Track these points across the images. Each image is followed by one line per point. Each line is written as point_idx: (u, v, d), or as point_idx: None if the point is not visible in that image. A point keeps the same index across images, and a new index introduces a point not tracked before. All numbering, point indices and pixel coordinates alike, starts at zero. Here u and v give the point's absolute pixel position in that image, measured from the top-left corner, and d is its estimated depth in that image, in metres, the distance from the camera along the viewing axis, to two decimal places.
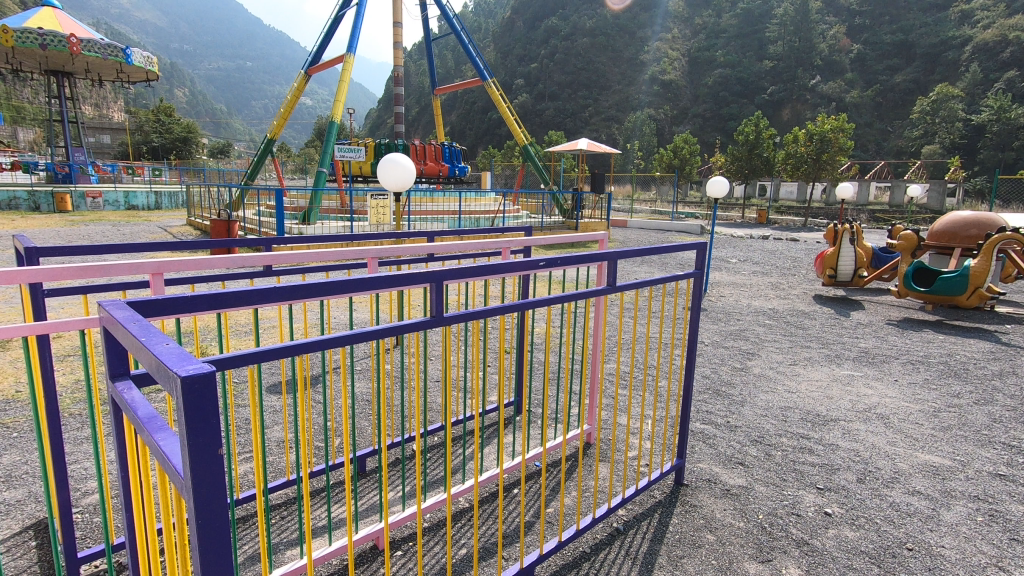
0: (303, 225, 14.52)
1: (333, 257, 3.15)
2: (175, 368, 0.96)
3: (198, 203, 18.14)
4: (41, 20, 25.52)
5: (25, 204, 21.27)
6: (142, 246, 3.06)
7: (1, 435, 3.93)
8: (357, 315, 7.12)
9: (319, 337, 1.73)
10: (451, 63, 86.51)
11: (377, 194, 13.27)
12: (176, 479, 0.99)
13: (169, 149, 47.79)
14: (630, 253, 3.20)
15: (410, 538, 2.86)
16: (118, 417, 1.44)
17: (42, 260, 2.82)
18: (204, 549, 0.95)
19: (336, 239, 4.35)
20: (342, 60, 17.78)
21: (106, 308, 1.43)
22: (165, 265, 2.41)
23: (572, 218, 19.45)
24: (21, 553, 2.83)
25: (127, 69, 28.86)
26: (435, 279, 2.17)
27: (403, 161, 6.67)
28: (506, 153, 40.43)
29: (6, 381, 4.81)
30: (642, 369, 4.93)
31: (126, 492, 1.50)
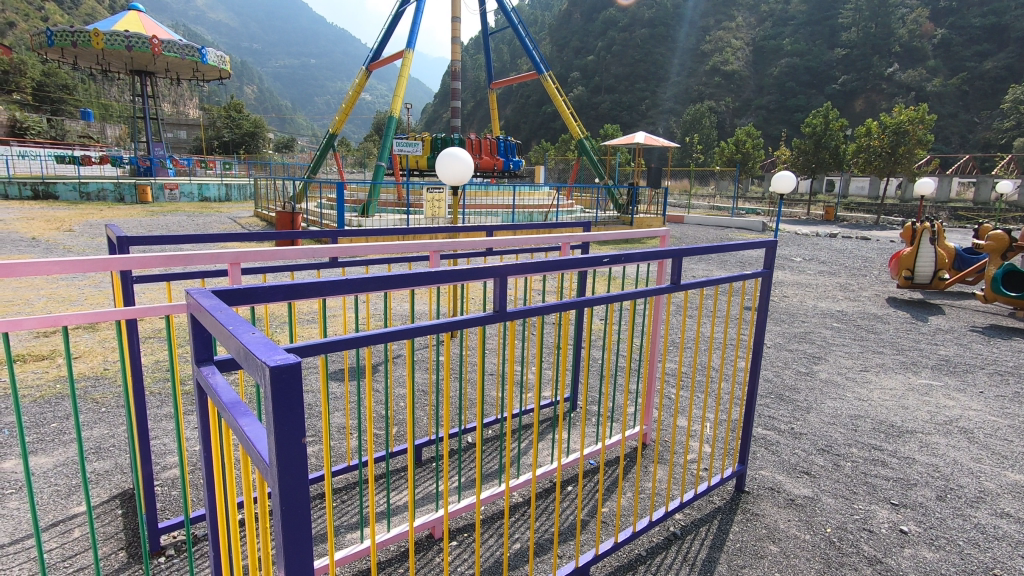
0: (362, 218, 14.95)
1: (394, 250, 3.18)
2: (264, 356, 0.98)
3: (264, 195, 18.98)
4: (127, 24, 27.28)
5: (112, 195, 22.96)
6: (219, 236, 3.20)
7: (92, 409, 4.25)
8: (416, 306, 7.30)
9: (382, 329, 1.76)
10: (507, 56, 86.23)
11: (433, 187, 13.47)
12: (262, 464, 1.03)
13: (239, 144, 50.39)
14: (697, 249, 3.06)
15: (466, 529, 2.89)
16: (202, 399, 1.51)
17: (131, 248, 3.00)
18: (287, 533, 0.97)
19: (395, 231, 4.43)
20: (401, 56, 18.13)
21: (193, 294, 1.51)
22: (242, 255, 2.51)
23: (627, 213, 19.13)
24: (109, 520, 3.06)
25: (203, 68, 30.54)
26: (498, 274, 2.17)
27: (462, 155, 6.71)
28: (561, 147, 40.03)
29: (96, 359, 5.21)
30: (701, 370, 4.77)
31: (207, 468, 1.57)
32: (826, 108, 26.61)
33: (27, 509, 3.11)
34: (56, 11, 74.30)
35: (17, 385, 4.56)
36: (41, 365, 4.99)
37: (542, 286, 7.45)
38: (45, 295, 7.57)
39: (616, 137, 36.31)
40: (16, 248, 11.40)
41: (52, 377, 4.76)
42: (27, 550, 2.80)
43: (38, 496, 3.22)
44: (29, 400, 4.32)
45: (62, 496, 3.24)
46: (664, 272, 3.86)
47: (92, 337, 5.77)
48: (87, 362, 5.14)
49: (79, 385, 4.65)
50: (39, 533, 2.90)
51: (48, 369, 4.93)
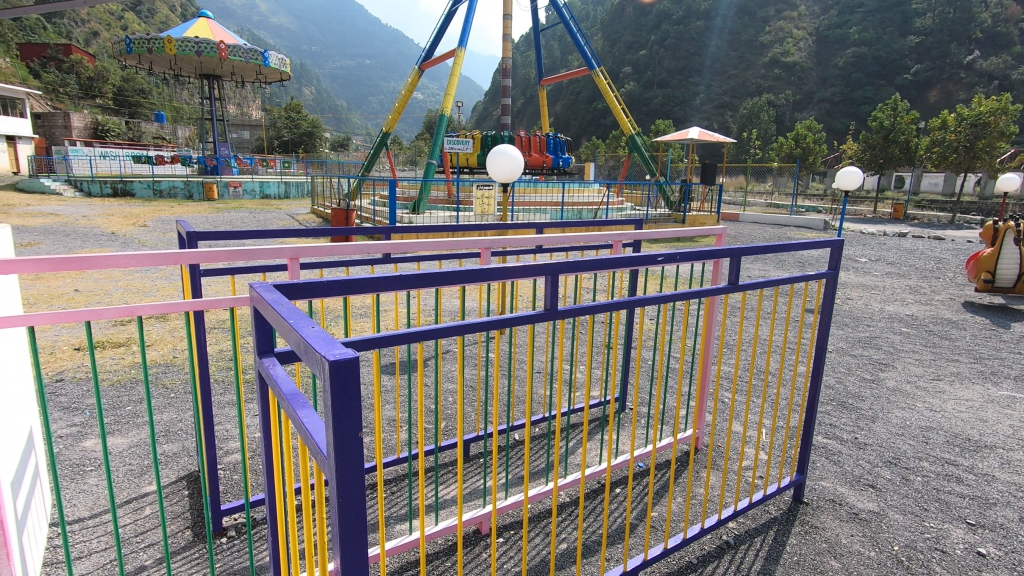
0: (414, 215, 15.22)
1: (445, 246, 3.20)
2: (322, 352, 1.00)
3: (321, 193, 19.65)
4: (198, 30, 28.78)
5: (182, 192, 24.33)
6: (279, 232, 3.31)
7: (163, 394, 4.52)
8: (466, 302, 7.37)
9: (433, 326, 1.77)
10: (558, 53, 85.62)
11: (483, 184, 13.59)
12: (320, 456, 1.05)
13: (298, 143, 52.31)
14: (756, 249, 2.93)
15: (513, 526, 2.88)
16: (264, 389, 1.56)
17: (199, 243, 3.16)
18: (343, 521, 0.98)
19: (446, 228, 4.46)
20: (453, 55, 18.32)
21: (257, 288, 1.54)
22: (301, 250, 2.59)
23: (680, 210, 18.70)
24: (177, 500, 3.23)
25: (265, 71, 31.84)
26: (550, 272, 2.14)
27: (512, 153, 6.71)
28: (611, 143, 39.45)
29: (167, 347, 5.54)
30: (758, 374, 4.60)
31: (267, 456, 1.62)
32: (896, 100, 25.11)
33: (105, 485, 3.34)
34: (135, 21, 79.43)
35: (98, 369, 4.90)
36: (118, 352, 5.34)
37: (593, 285, 7.38)
38: (122, 286, 8.10)
39: (669, 133, 35.55)
40: (98, 242, 12.27)
41: (128, 363, 5.09)
42: (105, 524, 3.00)
43: (114, 474, 3.45)
44: (108, 383, 4.65)
45: (136, 475, 3.45)
46: (719, 272, 3.73)
47: (163, 326, 6.13)
48: (159, 350, 5.46)
49: (151, 371, 4.95)
50: (117, 506, 3.11)
51: (124, 355, 5.26)
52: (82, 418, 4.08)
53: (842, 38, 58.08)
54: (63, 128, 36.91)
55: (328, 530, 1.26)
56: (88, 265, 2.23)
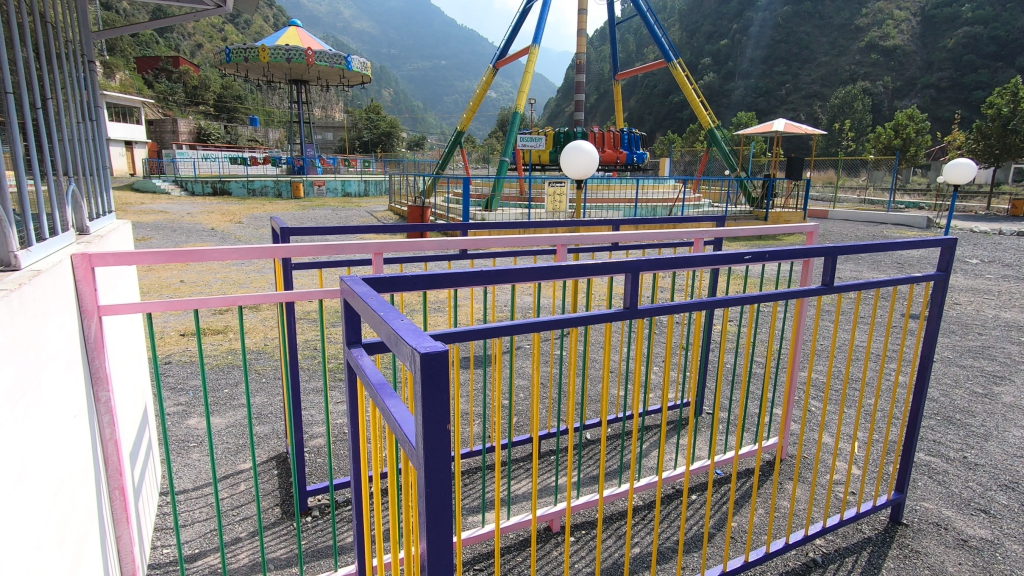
0: (486, 212, 15.42)
1: (521, 243, 3.21)
2: (414, 344, 1.02)
3: (397, 191, 20.33)
4: (288, 39, 30.55)
5: (272, 190, 26.03)
6: (362, 229, 3.44)
7: (256, 379, 4.86)
8: (538, 300, 7.37)
9: (511, 322, 1.77)
10: (633, 46, 83.55)
11: (555, 181, 13.54)
12: (408, 447, 1.08)
13: (377, 143, 54.30)
14: (854, 248, 2.72)
15: (585, 526, 2.86)
16: (352, 379, 1.63)
17: (291, 238, 3.35)
18: (430, 511, 1.00)
19: (520, 226, 4.47)
20: (528, 52, 18.35)
21: (347, 281, 1.60)
22: (385, 245, 2.69)
23: (762, 207, 17.77)
24: (268, 478, 3.46)
25: (348, 75, 33.33)
26: (630, 269, 2.10)
27: (587, 149, 6.64)
28: (689, 138, 38.12)
29: (259, 335, 5.95)
30: (847, 382, 4.30)
31: (355, 443, 1.69)
32: (1016, 85, 22.57)
33: (207, 460, 3.63)
34: (234, 33, 85.52)
35: (201, 354, 5.34)
36: (218, 338, 5.80)
37: (669, 285, 7.18)
38: (220, 278, 8.78)
39: (751, 126, 33.88)
40: (200, 237, 13.36)
41: (226, 349, 5.51)
42: (206, 496, 3.27)
43: (214, 451, 3.75)
44: (209, 367, 5.06)
45: (233, 453, 3.73)
46: (808, 271, 3.51)
47: (256, 316, 6.57)
48: (253, 338, 5.87)
49: (246, 357, 5.34)
50: (219, 480, 3.38)
51: (223, 342, 5.70)
52: (186, 398, 4.46)
53: (953, 17, 52.75)
54: (172, 132, 40.43)
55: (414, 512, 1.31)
56: (196, 258, 2.43)
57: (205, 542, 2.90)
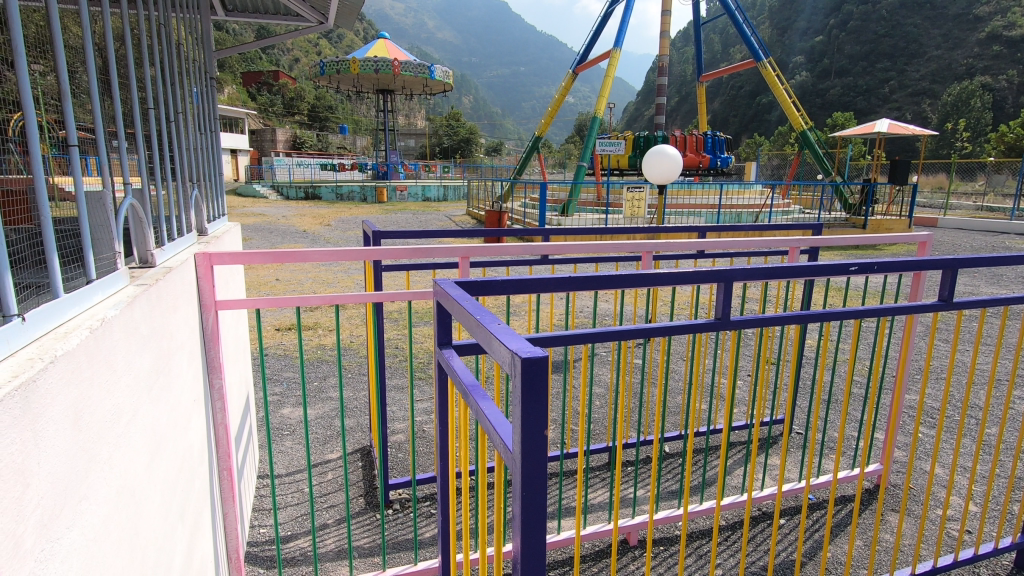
0: (563, 217, 15.42)
1: (604, 249, 3.17)
2: (513, 347, 1.03)
3: (476, 196, 20.74)
4: (377, 51, 32.06)
5: (358, 195, 27.43)
6: (448, 233, 3.54)
7: (344, 373, 5.14)
8: (615, 308, 7.26)
9: (598, 328, 1.76)
10: (718, 46, 80.40)
11: (633, 186, 13.29)
12: (504, 450, 1.09)
13: (456, 150, 55.66)
14: (980, 260, 2.47)
15: (664, 542, 2.79)
16: (442, 381, 1.69)
17: (383, 241, 3.52)
18: (525, 512, 1.01)
19: (601, 232, 4.44)
20: (609, 56, 18.16)
21: (440, 284, 1.65)
22: (473, 249, 2.75)
23: (860, 214, 16.53)
24: (354, 469, 3.64)
25: (431, 84, 34.44)
26: (724, 279, 2.01)
27: (671, 153, 6.47)
28: (778, 140, 36.17)
29: (347, 331, 6.29)
30: (961, 409, 3.90)
31: (442, 440, 1.74)
32: None
33: (300, 448, 3.87)
34: (328, 48, 91.00)
35: (295, 347, 5.72)
36: (310, 333, 6.19)
37: (753, 296, 6.84)
38: (311, 277, 9.37)
39: (850, 127, 31.57)
40: (294, 239, 14.26)
41: (317, 344, 5.86)
42: (300, 481, 3.48)
43: (306, 439, 3.99)
44: (302, 360, 5.40)
45: (323, 442, 3.96)
46: (918, 284, 3.23)
47: (344, 313, 6.95)
48: (341, 334, 6.20)
49: (336, 351, 5.65)
50: (312, 466, 3.61)
51: (313, 338, 6.05)
52: (282, 388, 4.79)
53: None
54: (271, 141, 43.61)
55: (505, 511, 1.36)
56: (297, 258, 2.61)
57: (297, 525, 3.09)
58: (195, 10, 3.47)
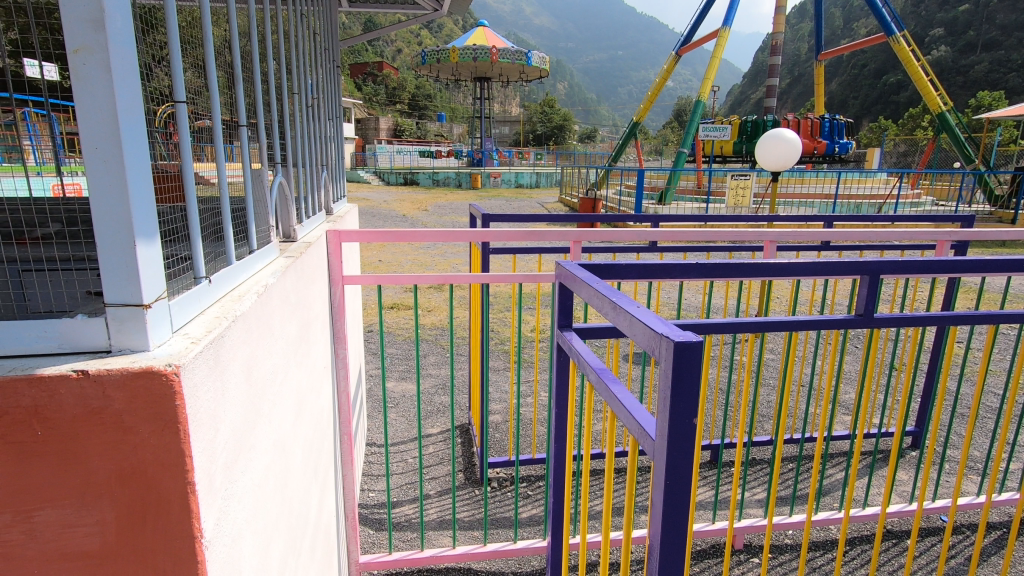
0: (659, 206, 14.89)
1: (723, 237, 3.00)
2: (663, 333, 0.99)
3: (568, 182, 20.54)
4: (475, 39, 32.46)
5: (453, 181, 28.15)
6: (558, 218, 3.52)
7: (443, 352, 5.31)
8: (716, 301, 6.92)
9: (727, 318, 1.67)
10: (839, 20, 73.40)
11: (738, 173, 12.51)
12: (644, 438, 1.07)
13: (550, 137, 55.38)
14: None
15: (774, 551, 2.65)
16: (563, 362, 1.69)
17: (491, 224, 3.56)
18: (667, 502, 0.99)
19: (712, 220, 4.21)
20: (716, 36, 17.11)
21: (565, 266, 1.64)
22: (586, 234, 2.71)
23: (1008, 208, 14.54)
24: (454, 444, 3.78)
25: (528, 70, 34.36)
26: (871, 271, 1.82)
27: (790, 137, 6.01)
28: (907, 124, 32.47)
29: (444, 312, 6.48)
30: None
31: (559, 421, 1.75)
32: None
33: (403, 420, 4.06)
34: (430, 37, 93.46)
35: (397, 325, 5.99)
36: (410, 312, 6.44)
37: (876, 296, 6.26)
38: (411, 259, 9.74)
39: (1000, 108, 27.59)
40: (394, 223, 14.91)
41: (415, 324, 6.07)
42: (407, 451, 3.66)
43: (408, 413, 4.17)
44: (403, 337, 5.66)
45: (424, 417, 4.12)
46: None
47: (440, 295, 7.16)
48: (437, 314, 6.41)
49: (433, 332, 5.84)
50: (419, 437, 3.79)
51: (414, 317, 6.30)
52: (384, 363, 5.03)
53: None
54: (375, 130, 45.86)
55: (636, 497, 1.34)
56: (415, 238, 2.72)
57: (403, 493, 3.26)
58: (324, 3, 3.67)
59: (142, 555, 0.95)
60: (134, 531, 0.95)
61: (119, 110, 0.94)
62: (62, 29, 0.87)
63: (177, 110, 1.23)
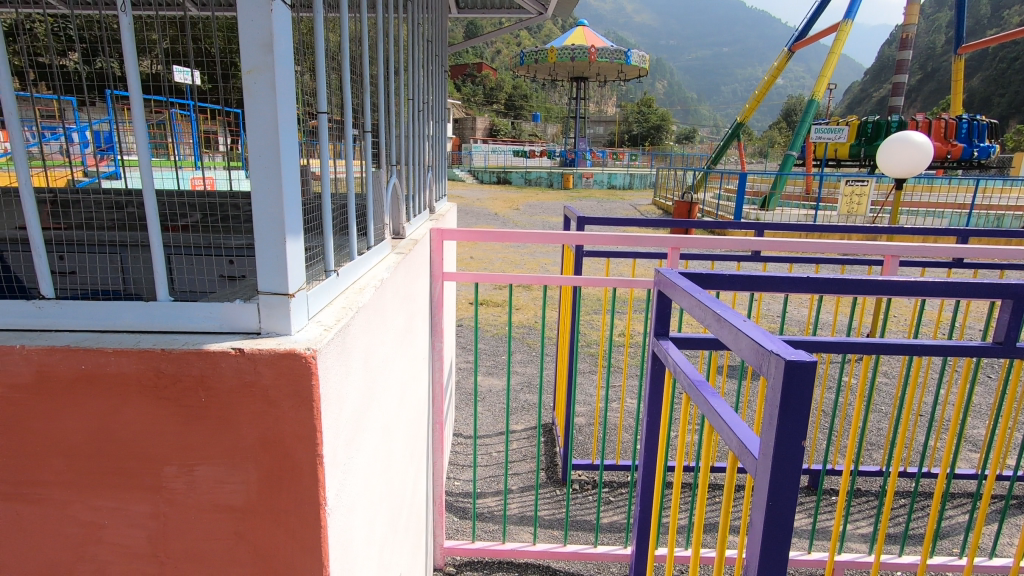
0: (761, 212, 14.08)
1: (836, 250, 2.81)
2: (773, 351, 0.96)
3: (663, 184, 19.94)
4: (574, 39, 32.34)
5: (545, 181, 28.29)
6: (655, 223, 3.45)
7: (529, 350, 5.38)
8: (822, 317, 6.46)
9: (840, 338, 1.57)
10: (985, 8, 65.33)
11: (853, 179, 11.49)
12: (745, 456, 1.04)
13: (646, 137, 54.03)
14: None
15: None
16: (657, 370, 1.68)
17: (586, 227, 3.56)
18: (768, 523, 0.96)
19: (823, 230, 3.94)
20: (836, 30, 15.85)
21: (665, 273, 1.62)
22: (686, 241, 2.65)
23: None
24: (537, 442, 3.84)
25: (627, 70, 33.69)
26: (1015, 295, 1.63)
27: (919, 140, 5.48)
28: None
29: (532, 311, 6.56)
30: None
31: (651, 430, 1.74)
32: None
33: (488, 415, 4.17)
34: (528, 38, 94.37)
35: (486, 322, 6.13)
36: (498, 309, 6.58)
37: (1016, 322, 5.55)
38: (500, 258, 9.93)
39: None
40: (486, 221, 15.27)
41: (503, 321, 6.20)
42: (492, 445, 3.76)
43: (493, 409, 4.27)
44: (491, 333, 5.80)
45: (509, 413, 4.21)
46: None
47: (528, 294, 7.25)
48: (525, 313, 6.51)
49: (521, 330, 5.92)
50: (505, 432, 3.88)
51: (502, 314, 6.43)
52: (473, 357, 5.18)
53: None
54: (471, 130, 47.06)
55: (731, 516, 1.30)
56: (513, 239, 2.80)
57: (488, 484, 3.36)
58: (436, 11, 3.84)
59: (278, 516, 1.08)
60: (272, 493, 1.07)
61: (280, 121, 1.06)
62: (240, 52, 1.00)
63: (320, 121, 1.39)
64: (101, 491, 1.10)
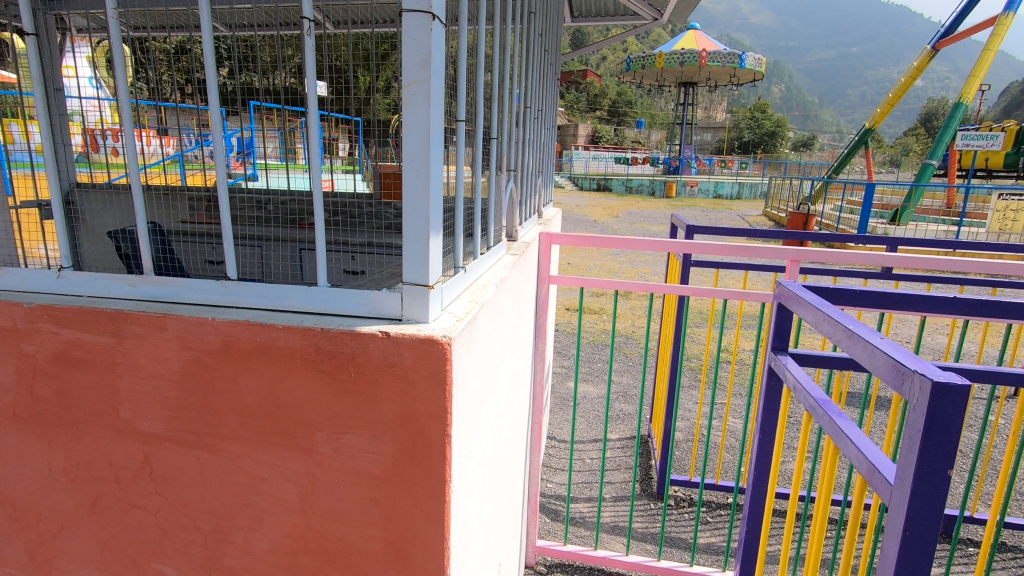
0: (891, 227, 12.77)
1: (987, 270, 2.52)
2: (917, 371, 0.89)
3: (776, 195, 18.72)
4: (684, 43, 31.23)
5: (647, 189, 27.59)
6: (771, 233, 3.28)
7: (625, 359, 5.29)
8: (960, 345, 5.75)
9: (991, 366, 1.41)
10: None
11: (1009, 192, 10.17)
12: (878, 481, 0.98)
13: (758, 144, 50.96)
14: None
15: None
16: (774, 386, 1.60)
17: (695, 236, 3.47)
18: (902, 555, 0.89)
19: (970, 247, 3.52)
20: (994, 23, 13.99)
21: (788, 285, 1.55)
22: (807, 253, 2.50)
23: None
24: (633, 452, 3.77)
25: (740, 73, 31.95)
26: None
27: None
28: None
29: (630, 320, 6.44)
30: None
31: (763, 450, 1.66)
32: None
33: (584, 421, 4.17)
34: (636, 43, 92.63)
35: (582, 328, 6.11)
36: (596, 317, 6.53)
37: None
38: (599, 265, 9.83)
39: None
40: (584, 228, 15.18)
41: (601, 328, 6.14)
42: (588, 451, 3.76)
43: (588, 415, 4.26)
44: (588, 340, 5.77)
45: (605, 420, 4.18)
46: None
47: (627, 303, 7.12)
48: (623, 322, 6.40)
49: (618, 339, 5.84)
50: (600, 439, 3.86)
51: (599, 321, 6.37)
52: (569, 363, 5.19)
53: None
54: (573, 136, 46.95)
55: (855, 551, 1.21)
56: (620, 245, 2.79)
57: (582, 489, 3.37)
58: (551, 20, 3.92)
59: (409, 488, 1.17)
60: (405, 467, 1.17)
61: (432, 126, 1.16)
62: (403, 67, 1.11)
63: (459, 128, 1.50)
64: (264, 447, 1.26)
